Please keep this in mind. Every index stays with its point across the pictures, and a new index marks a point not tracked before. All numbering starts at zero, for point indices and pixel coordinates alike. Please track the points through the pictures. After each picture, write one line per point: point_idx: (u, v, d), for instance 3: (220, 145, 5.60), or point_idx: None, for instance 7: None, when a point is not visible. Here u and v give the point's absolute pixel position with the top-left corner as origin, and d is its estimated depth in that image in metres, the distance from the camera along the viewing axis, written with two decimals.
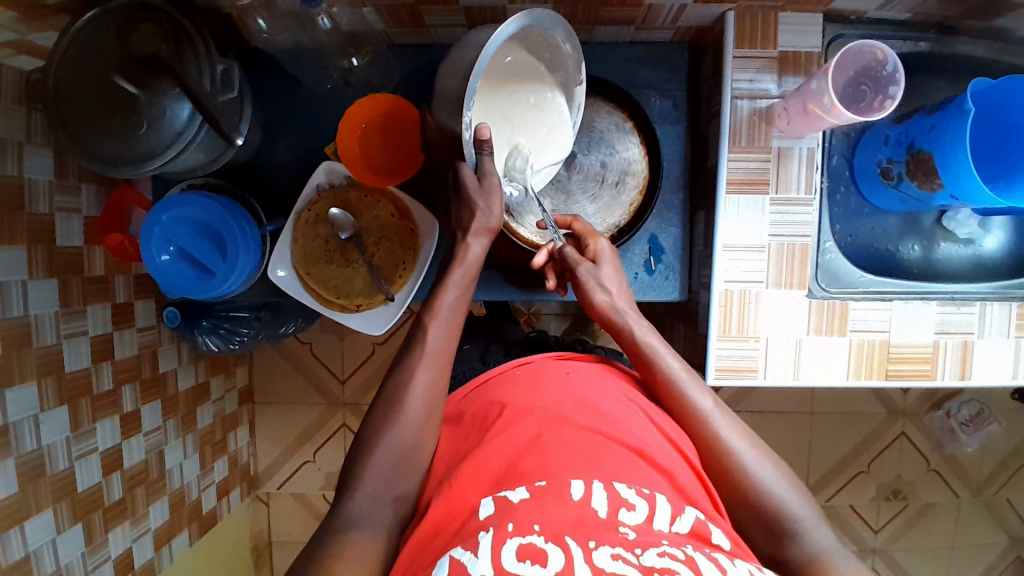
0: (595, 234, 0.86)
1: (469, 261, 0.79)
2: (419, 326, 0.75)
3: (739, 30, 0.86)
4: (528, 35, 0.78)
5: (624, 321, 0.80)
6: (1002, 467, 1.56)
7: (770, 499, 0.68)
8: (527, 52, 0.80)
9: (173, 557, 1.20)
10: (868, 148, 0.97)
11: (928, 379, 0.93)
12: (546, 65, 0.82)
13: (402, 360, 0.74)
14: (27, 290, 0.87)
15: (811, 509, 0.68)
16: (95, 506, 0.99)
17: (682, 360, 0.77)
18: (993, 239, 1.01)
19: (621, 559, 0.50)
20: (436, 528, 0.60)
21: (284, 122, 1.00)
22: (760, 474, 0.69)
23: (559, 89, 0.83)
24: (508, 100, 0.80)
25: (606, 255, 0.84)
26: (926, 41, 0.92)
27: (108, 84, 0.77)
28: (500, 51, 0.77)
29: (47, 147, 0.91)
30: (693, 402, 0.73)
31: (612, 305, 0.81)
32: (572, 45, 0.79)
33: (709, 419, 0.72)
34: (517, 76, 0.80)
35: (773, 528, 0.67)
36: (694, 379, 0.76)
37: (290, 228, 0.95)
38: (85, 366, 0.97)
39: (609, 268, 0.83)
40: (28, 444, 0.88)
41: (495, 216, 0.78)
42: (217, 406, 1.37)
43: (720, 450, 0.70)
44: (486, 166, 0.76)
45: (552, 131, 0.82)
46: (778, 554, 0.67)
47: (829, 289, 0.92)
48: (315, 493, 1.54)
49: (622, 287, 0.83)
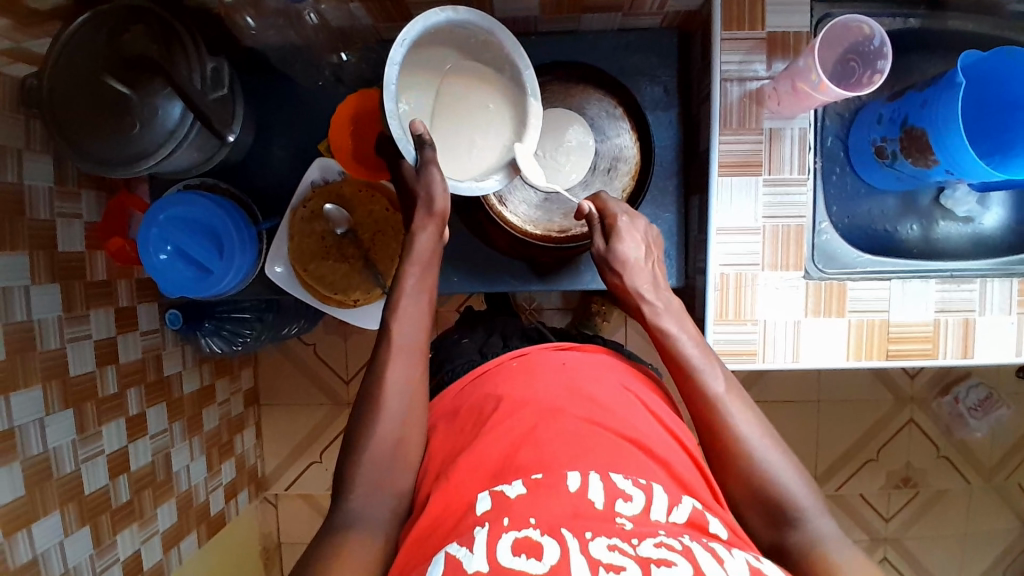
0: (616, 211, 0.81)
1: (418, 252, 0.74)
2: (385, 324, 0.71)
3: (726, 13, 0.86)
4: (463, 37, 0.77)
5: (637, 301, 0.77)
6: (1012, 452, 1.54)
7: (777, 489, 0.64)
8: (472, 57, 0.79)
9: (182, 559, 1.20)
10: (862, 127, 0.96)
11: (930, 359, 0.92)
12: (493, 66, 0.79)
13: (371, 353, 0.71)
14: (30, 295, 0.88)
15: (819, 499, 0.65)
16: (102, 509, 1.00)
17: (700, 345, 0.73)
18: (992, 216, 1.00)
19: (618, 550, 0.49)
20: (434, 525, 0.59)
21: (279, 121, 1.01)
22: (766, 463, 0.66)
23: (509, 86, 0.79)
24: (455, 101, 0.78)
25: (626, 233, 0.80)
26: (916, 17, 0.92)
27: (100, 86, 0.78)
28: (434, 54, 0.77)
29: (47, 154, 0.92)
30: (707, 390, 0.70)
31: (624, 287, 0.78)
32: (503, 34, 0.76)
33: (720, 405, 0.69)
34: (461, 79, 0.78)
35: (776, 515, 0.64)
36: (715, 363, 0.73)
37: (285, 226, 0.97)
38: (90, 370, 0.98)
39: (629, 247, 0.79)
40: (34, 447, 0.89)
41: (436, 200, 0.73)
42: (223, 409, 1.37)
43: (727, 436, 0.67)
44: (428, 156, 0.73)
45: (504, 125, 0.79)
46: (780, 542, 0.64)
47: (826, 270, 0.92)
48: (322, 493, 1.55)
49: (645, 264, 0.79)
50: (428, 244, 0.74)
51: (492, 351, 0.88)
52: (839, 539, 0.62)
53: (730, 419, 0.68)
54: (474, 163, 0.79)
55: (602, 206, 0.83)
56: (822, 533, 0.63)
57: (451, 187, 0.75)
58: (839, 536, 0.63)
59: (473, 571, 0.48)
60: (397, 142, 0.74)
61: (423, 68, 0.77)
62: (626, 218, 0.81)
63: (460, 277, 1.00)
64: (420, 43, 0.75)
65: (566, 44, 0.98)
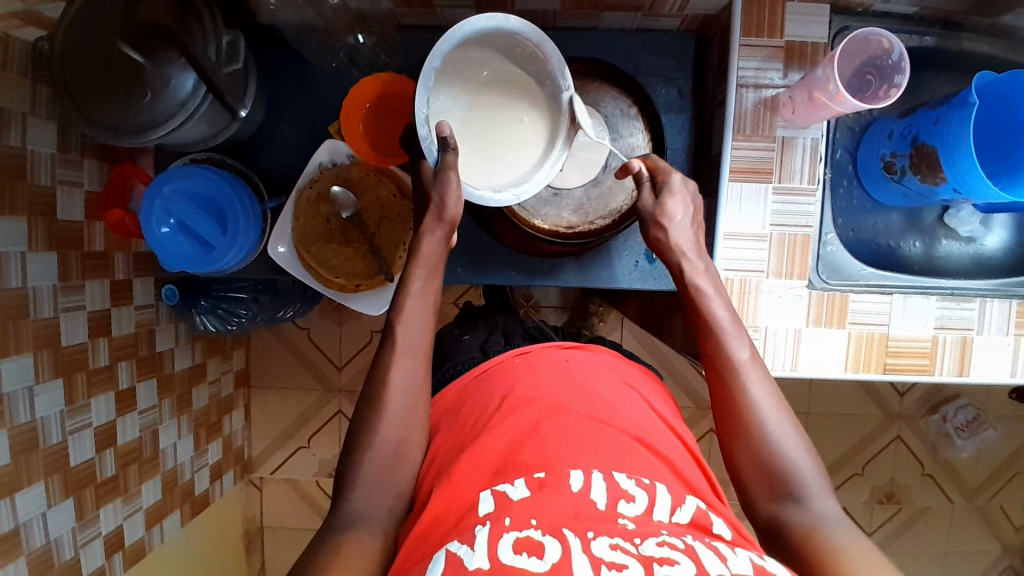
0: (668, 169, 0.79)
1: (424, 254, 0.73)
2: (390, 327, 0.71)
3: (746, 19, 0.86)
4: (509, 45, 0.76)
5: (678, 259, 0.75)
6: (996, 474, 1.55)
7: (781, 460, 0.64)
8: (515, 66, 0.78)
9: (163, 537, 1.19)
10: (872, 142, 0.97)
11: (926, 374, 0.93)
12: (534, 79, 0.78)
13: (376, 350, 0.70)
14: (26, 262, 0.86)
15: (823, 475, 0.65)
16: (87, 482, 0.99)
17: (730, 309, 0.72)
18: (994, 238, 1.01)
19: (619, 549, 0.49)
20: (435, 521, 0.59)
21: (289, 101, 1.00)
22: (776, 435, 0.65)
23: (545, 101, 0.79)
24: (486, 110, 0.77)
25: (679, 190, 0.77)
26: (933, 35, 0.92)
27: (112, 52, 0.77)
28: (474, 58, 0.76)
29: (52, 120, 0.89)
30: (730, 352, 0.69)
31: (666, 242, 0.76)
32: (549, 50, 0.76)
33: (740, 371, 0.68)
34: (496, 87, 0.78)
35: (778, 487, 0.64)
36: (740, 328, 0.72)
37: (291, 207, 0.96)
38: (82, 341, 0.97)
39: (679, 205, 0.76)
40: (22, 415, 0.87)
41: (450, 206, 0.72)
42: (212, 389, 1.36)
43: (743, 404, 0.67)
44: (448, 161, 0.72)
45: (530, 139, 0.78)
46: (778, 514, 0.64)
47: (830, 281, 0.93)
48: (309, 480, 1.55)
49: (691, 225, 0.76)
50: (434, 250, 0.73)
51: (494, 347, 0.88)
52: (841, 519, 0.62)
53: (748, 388, 0.68)
54: (493, 172, 0.78)
55: (653, 166, 0.80)
56: (823, 513, 0.62)
57: (466, 194, 0.74)
58: (841, 518, 0.62)
59: (473, 569, 0.48)
60: (421, 142, 0.74)
61: (459, 70, 0.76)
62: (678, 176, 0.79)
63: (463, 269, 0.99)
64: (466, 43, 0.75)
65: (583, 40, 0.98)
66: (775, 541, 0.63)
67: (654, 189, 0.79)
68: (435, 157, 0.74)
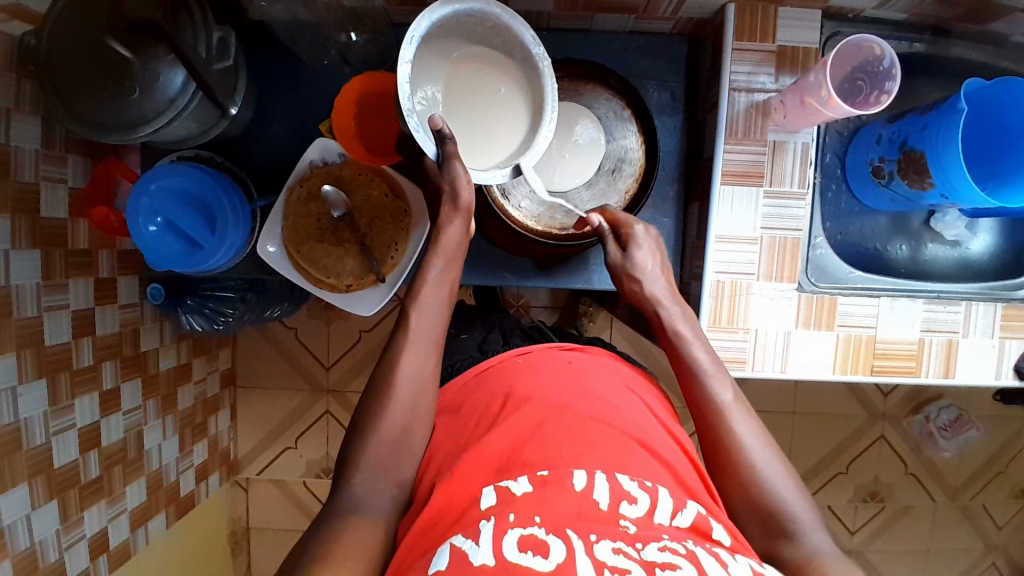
0: (630, 220, 0.80)
1: (446, 245, 0.73)
2: (405, 313, 0.71)
3: (739, 23, 0.87)
4: (470, 26, 0.74)
5: (655, 307, 0.76)
6: (978, 473, 1.58)
7: (772, 498, 0.65)
8: (482, 44, 0.76)
9: (149, 539, 1.17)
10: (861, 146, 0.98)
11: (913, 376, 0.94)
12: (504, 51, 0.77)
13: (387, 341, 0.70)
14: (9, 259, 0.84)
15: (814, 509, 0.65)
16: (71, 484, 0.97)
17: (709, 350, 0.73)
18: (980, 242, 1.02)
19: (622, 553, 0.49)
20: (435, 517, 0.58)
21: (281, 99, 0.99)
22: (765, 472, 0.66)
23: (525, 70, 0.77)
24: (469, 91, 0.76)
25: (645, 241, 0.79)
26: (922, 42, 0.93)
27: (101, 48, 0.76)
28: (440, 47, 0.74)
29: (36, 115, 0.87)
30: (713, 395, 0.70)
31: (643, 293, 0.77)
32: (509, 16, 0.73)
33: (724, 411, 0.69)
34: (472, 68, 0.76)
35: (771, 525, 0.64)
36: (722, 369, 0.73)
37: (281, 205, 0.95)
38: (66, 340, 0.95)
39: (647, 255, 0.78)
40: (6, 416, 0.85)
41: (463, 191, 0.71)
42: (198, 388, 1.35)
43: (728, 444, 0.68)
44: (449, 150, 0.70)
45: (518, 109, 0.77)
46: (775, 550, 0.64)
47: (818, 284, 0.93)
48: (297, 480, 1.53)
49: (662, 272, 0.78)
50: (455, 240, 0.74)
51: (491, 347, 0.88)
52: (834, 552, 0.63)
53: (733, 427, 0.68)
54: (492, 154, 0.77)
55: (614, 219, 0.82)
56: (818, 547, 0.63)
57: (474, 178, 0.73)
58: (833, 551, 0.63)
59: (479, 565, 0.48)
60: (416, 138, 0.70)
61: (432, 60, 0.74)
62: (640, 225, 0.80)
63: None
64: (428, 37, 0.73)
65: (578, 42, 0.98)
66: None
67: (620, 242, 0.81)
68: (435, 151, 0.71)
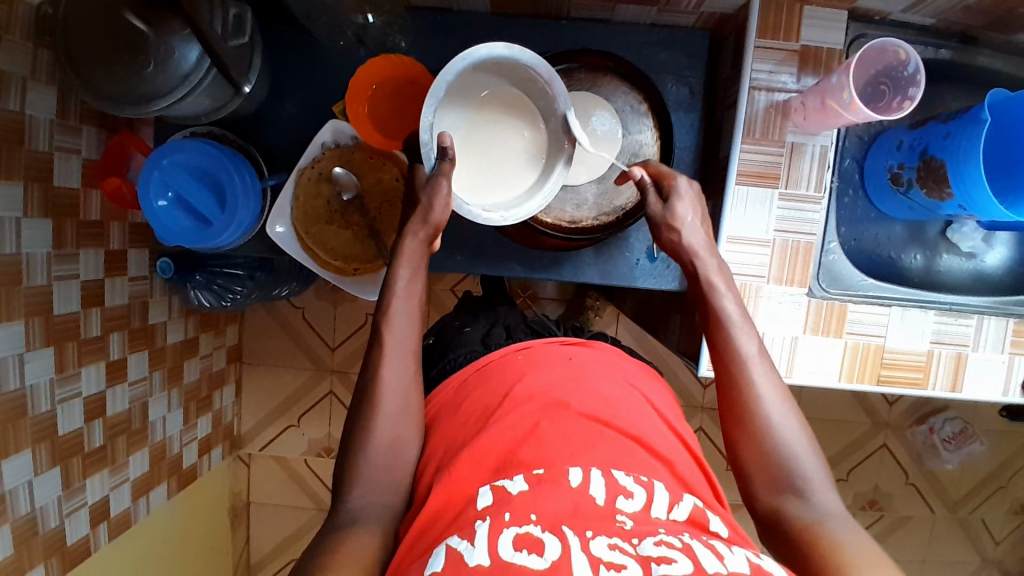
0: (673, 173, 0.77)
1: (409, 253, 0.72)
2: (378, 328, 0.70)
3: (763, 21, 0.85)
4: (521, 77, 0.78)
5: (690, 258, 0.74)
6: (978, 487, 1.57)
7: (783, 454, 0.65)
8: (525, 96, 0.79)
9: (149, 509, 1.19)
10: (880, 152, 0.96)
11: (918, 388, 0.93)
12: (541, 115, 0.80)
13: (363, 357, 0.70)
14: (21, 228, 0.85)
15: (825, 470, 0.64)
16: (74, 451, 0.98)
17: (739, 302, 0.72)
18: (995, 255, 1.00)
19: (618, 549, 0.49)
20: (434, 515, 0.58)
21: (296, 79, 0.99)
22: (779, 427, 0.66)
23: (546, 137, 0.80)
24: (486, 136, 0.79)
25: (687, 194, 0.75)
26: (948, 49, 0.92)
27: (116, 20, 0.75)
28: (482, 80, 0.77)
29: (52, 85, 0.87)
30: (737, 346, 0.69)
31: (679, 243, 0.74)
32: (559, 89, 0.77)
33: (747, 362, 0.68)
34: (499, 112, 0.79)
35: (780, 480, 0.64)
36: (750, 325, 0.71)
37: (292, 185, 0.93)
38: (74, 310, 0.96)
39: (689, 208, 0.75)
40: (11, 382, 0.85)
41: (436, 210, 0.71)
42: (205, 362, 1.36)
43: (747, 397, 0.67)
44: (444, 169, 0.72)
45: (522, 166, 0.80)
46: (780, 507, 0.63)
47: (829, 290, 0.92)
48: (297, 458, 1.55)
49: (702, 225, 0.75)
50: (416, 251, 0.72)
51: (495, 341, 0.87)
52: (842, 514, 0.61)
53: (753, 379, 0.68)
54: (480, 194, 0.78)
55: (656, 172, 0.79)
56: (825, 508, 0.62)
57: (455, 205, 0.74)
58: (842, 513, 0.62)
59: (474, 565, 0.47)
60: (422, 148, 0.74)
61: (466, 89, 0.77)
62: (684, 179, 0.77)
63: (463, 258, 0.98)
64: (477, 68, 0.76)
65: (596, 33, 0.97)
66: (773, 532, 0.63)
67: (660, 195, 0.77)
68: (433, 164, 0.74)
